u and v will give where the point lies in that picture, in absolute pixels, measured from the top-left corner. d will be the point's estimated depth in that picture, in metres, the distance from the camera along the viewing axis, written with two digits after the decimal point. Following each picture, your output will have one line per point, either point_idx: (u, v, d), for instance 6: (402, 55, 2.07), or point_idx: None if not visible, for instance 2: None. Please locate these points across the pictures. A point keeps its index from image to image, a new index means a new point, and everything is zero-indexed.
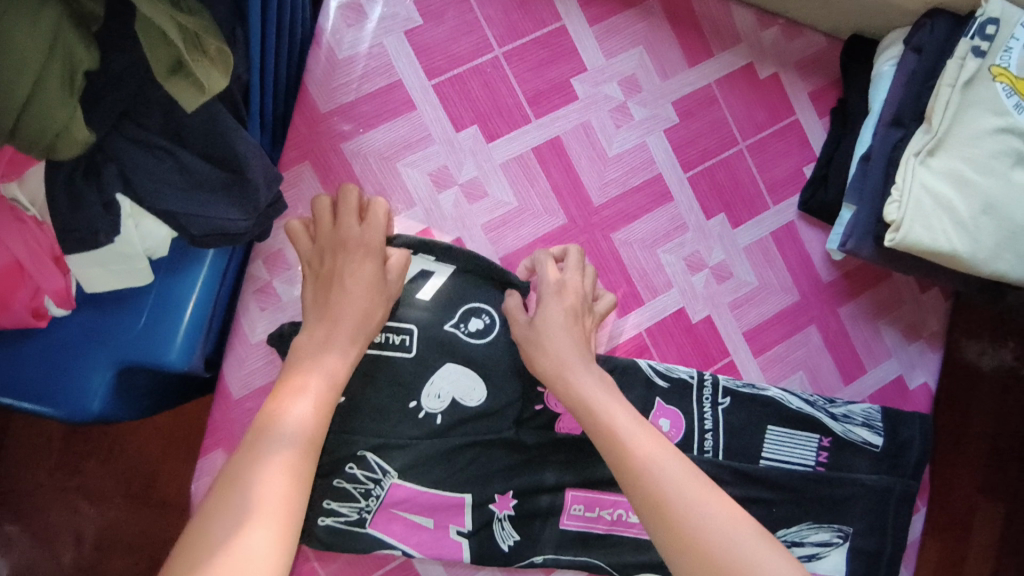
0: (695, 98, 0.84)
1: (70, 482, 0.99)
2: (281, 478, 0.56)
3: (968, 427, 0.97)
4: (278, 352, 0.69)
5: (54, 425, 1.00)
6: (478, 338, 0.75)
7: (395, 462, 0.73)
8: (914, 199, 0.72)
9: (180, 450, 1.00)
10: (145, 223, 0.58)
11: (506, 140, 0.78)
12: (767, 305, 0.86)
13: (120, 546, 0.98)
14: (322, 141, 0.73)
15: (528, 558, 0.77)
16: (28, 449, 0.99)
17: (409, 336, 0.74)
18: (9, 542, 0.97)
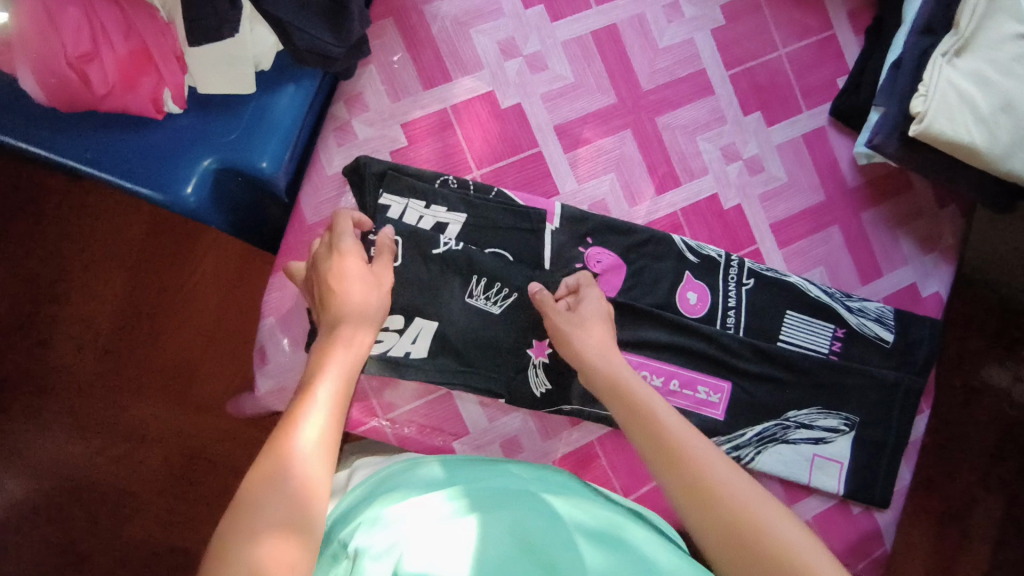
0: (741, 4, 0.92)
1: (114, 372, 1.08)
2: (314, 447, 0.49)
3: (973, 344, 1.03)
4: (353, 183, 0.78)
5: (105, 317, 1.09)
6: (499, 299, 0.78)
7: (445, 304, 0.77)
8: (940, 92, 0.79)
9: (220, 351, 1.09)
10: (259, 30, 0.67)
11: (568, 22, 0.86)
12: (794, 201, 0.92)
13: (154, 438, 1.07)
14: (405, 3, 0.82)
15: (557, 405, 0.81)
16: (78, 339, 1.08)
17: (454, 178, 0.81)
18: (56, 420, 1.07)
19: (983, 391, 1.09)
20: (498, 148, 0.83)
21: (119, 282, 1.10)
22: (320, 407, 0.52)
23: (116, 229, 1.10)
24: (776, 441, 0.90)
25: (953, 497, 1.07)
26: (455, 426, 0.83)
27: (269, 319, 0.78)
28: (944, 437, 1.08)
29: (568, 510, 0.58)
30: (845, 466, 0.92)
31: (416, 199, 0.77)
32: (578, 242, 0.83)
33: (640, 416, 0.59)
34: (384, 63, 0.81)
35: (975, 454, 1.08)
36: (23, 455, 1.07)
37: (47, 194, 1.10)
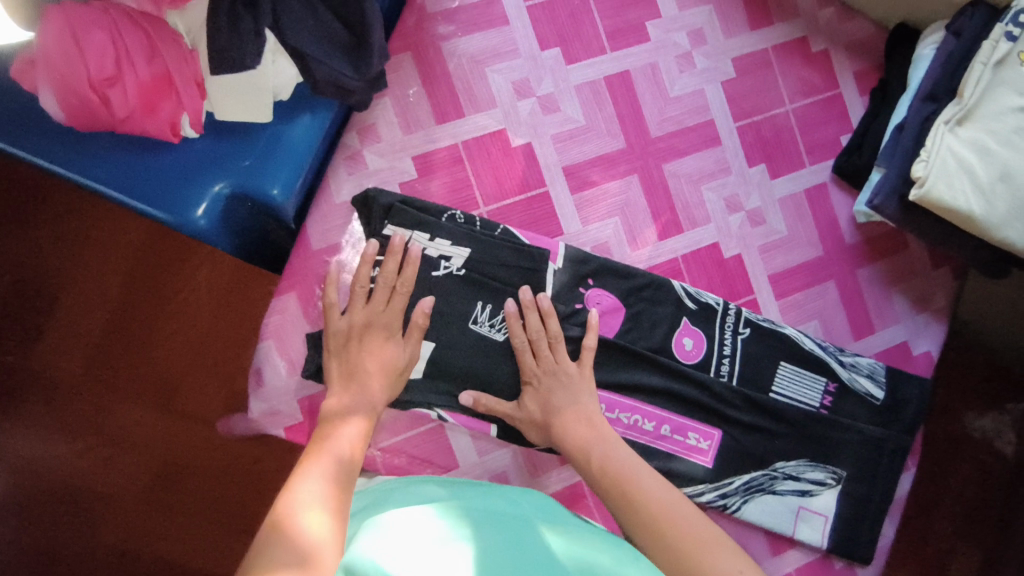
0: (752, 58, 0.93)
1: (101, 379, 1.07)
2: (315, 504, 0.55)
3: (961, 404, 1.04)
4: (361, 213, 0.79)
5: (96, 322, 1.08)
6: (500, 327, 0.81)
7: (439, 337, 0.80)
8: (941, 158, 0.81)
9: (211, 365, 1.08)
10: (280, 62, 0.68)
11: (583, 66, 0.87)
12: (793, 254, 0.94)
13: (138, 446, 1.06)
14: (423, 37, 0.83)
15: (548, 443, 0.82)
16: (69, 341, 1.08)
17: (461, 213, 0.81)
18: (42, 423, 1.07)
19: (970, 453, 1.09)
20: (507, 186, 0.84)
21: (114, 288, 1.09)
22: (316, 478, 0.59)
23: (115, 235, 1.10)
24: (763, 491, 0.90)
25: (932, 556, 1.08)
26: (446, 460, 0.83)
27: (267, 342, 0.78)
28: (928, 496, 1.09)
29: (553, 539, 0.57)
30: (829, 520, 0.92)
31: (421, 232, 0.78)
32: (578, 283, 0.85)
33: (654, 523, 0.64)
34: (399, 96, 0.82)
35: (958, 515, 1.08)
36: (5, 456, 1.06)
37: (50, 196, 1.10)
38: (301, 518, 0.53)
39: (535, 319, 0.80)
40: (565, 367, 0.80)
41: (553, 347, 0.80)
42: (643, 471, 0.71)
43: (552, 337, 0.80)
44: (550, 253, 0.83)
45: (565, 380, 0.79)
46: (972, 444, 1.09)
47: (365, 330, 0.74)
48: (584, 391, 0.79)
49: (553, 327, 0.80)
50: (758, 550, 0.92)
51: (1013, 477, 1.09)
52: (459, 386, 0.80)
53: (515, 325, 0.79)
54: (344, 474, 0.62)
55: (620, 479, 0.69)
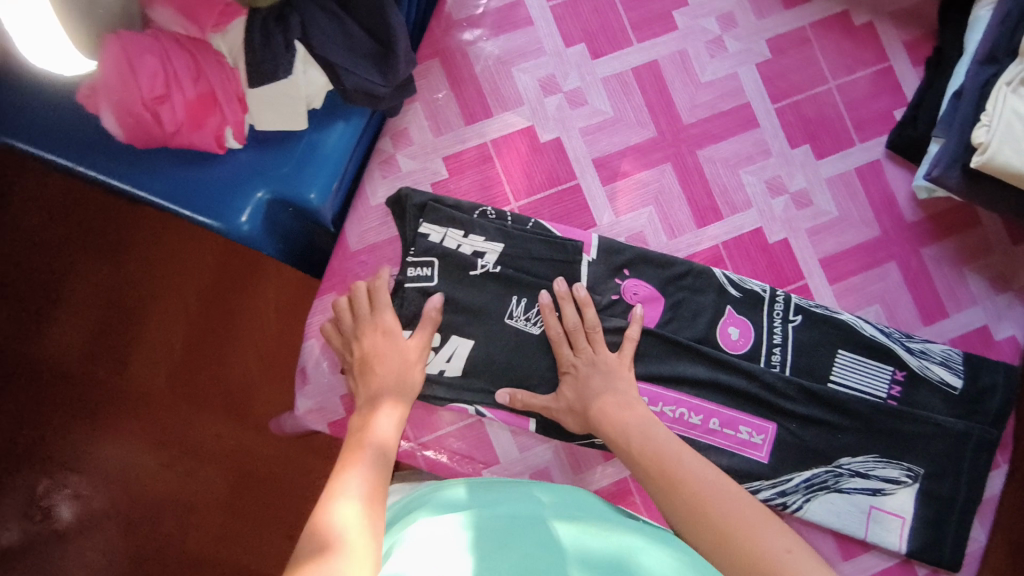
0: (788, 37, 0.90)
1: (180, 391, 1.15)
2: (351, 488, 0.56)
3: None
4: (396, 214, 0.82)
5: (176, 339, 1.17)
6: (535, 321, 0.81)
7: (474, 332, 0.80)
8: (1004, 122, 0.74)
9: (277, 375, 1.16)
10: (311, 72, 0.72)
11: (609, 59, 0.88)
12: (846, 236, 0.88)
13: (214, 455, 1.14)
14: (449, 44, 0.86)
15: (588, 437, 0.81)
16: (152, 359, 1.17)
17: (493, 210, 0.83)
18: (130, 435, 1.15)
19: None
20: (537, 180, 0.85)
21: (191, 307, 1.18)
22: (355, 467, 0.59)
23: (190, 260, 1.19)
24: (827, 489, 0.84)
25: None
26: (486, 455, 0.83)
27: (311, 341, 0.82)
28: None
29: (588, 535, 0.54)
30: (907, 522, 0.84)
31: (455, 229, 0.80)
32: (613, 275, 0.84)
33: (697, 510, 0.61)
34: (428, 101, 0.85)
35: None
36: (97, 467, 1.15)
37: (135, 228, 1.21)
38: (332, 511, 0.53)
39: (572, 309, 0.79)
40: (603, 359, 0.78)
41: (591, 338, 0.79)
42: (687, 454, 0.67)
43: (591, 329, 0.79)
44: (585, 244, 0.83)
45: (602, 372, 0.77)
46: None
47: (359, 335, 0.76)
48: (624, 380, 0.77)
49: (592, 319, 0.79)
50: (825, 553, 0.85)
51: None
52: (495, 380, 0.80)
53: (549, 316, 0.79)
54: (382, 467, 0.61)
55: (661, 468, 0.66)
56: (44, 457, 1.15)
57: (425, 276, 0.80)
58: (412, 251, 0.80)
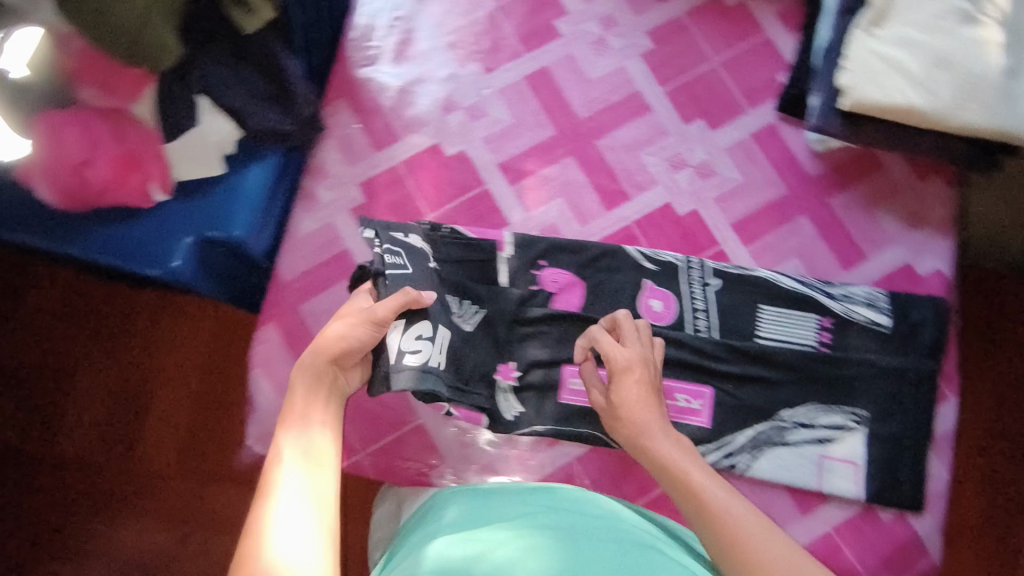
0: (667, 26, 0.95)
1: (191, 468, 1.09)
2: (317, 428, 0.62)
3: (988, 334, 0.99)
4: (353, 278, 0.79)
5: (180, 415, 1.11)
6: (473, 313, 0.82)
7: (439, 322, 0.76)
8: (863, 63, 0.79)
9: None
10: (217, 119, 0.81)
11: (502, 72, 0.94)
12: (753, 198, 0.91)
13: (232, 524, 1.07)
14: (353, 82, 0.93)
15: (529, 426, 0.83)
16: (160, 433, 1.11)
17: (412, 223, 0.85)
18: (144, 515, 1.09)
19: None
20: (448, 192, 0.91)
21: (193, 378, 1.13)
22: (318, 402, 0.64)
23: (191, 327, 1.15)
24: (773, 444, 0.85)
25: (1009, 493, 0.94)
26: (432, 457, 0.86)
27: (256, 370, 0.87)
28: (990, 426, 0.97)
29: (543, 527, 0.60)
30: (861, 468, 0.84)
31: (395, 231, 0.80)
32: (530, 266, 0.87)
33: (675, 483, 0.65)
34: (341, 136, 0.92)
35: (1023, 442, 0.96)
36: (111, 554, 1.08)
37: (134, 302, 1.16)
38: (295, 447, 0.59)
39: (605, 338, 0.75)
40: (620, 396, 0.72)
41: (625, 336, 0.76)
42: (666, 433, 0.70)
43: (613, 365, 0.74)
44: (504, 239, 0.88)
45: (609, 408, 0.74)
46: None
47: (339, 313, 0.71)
48: (639, 418, 0.71)
49: (620, 356, 0.74)
50: (785, 511, 0.85)
51: None
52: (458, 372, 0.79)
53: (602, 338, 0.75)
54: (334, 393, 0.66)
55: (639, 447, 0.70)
56: (53, 549, 1.08)
57: (400, 264, 0.75)
58: (377, 246, 0.76)
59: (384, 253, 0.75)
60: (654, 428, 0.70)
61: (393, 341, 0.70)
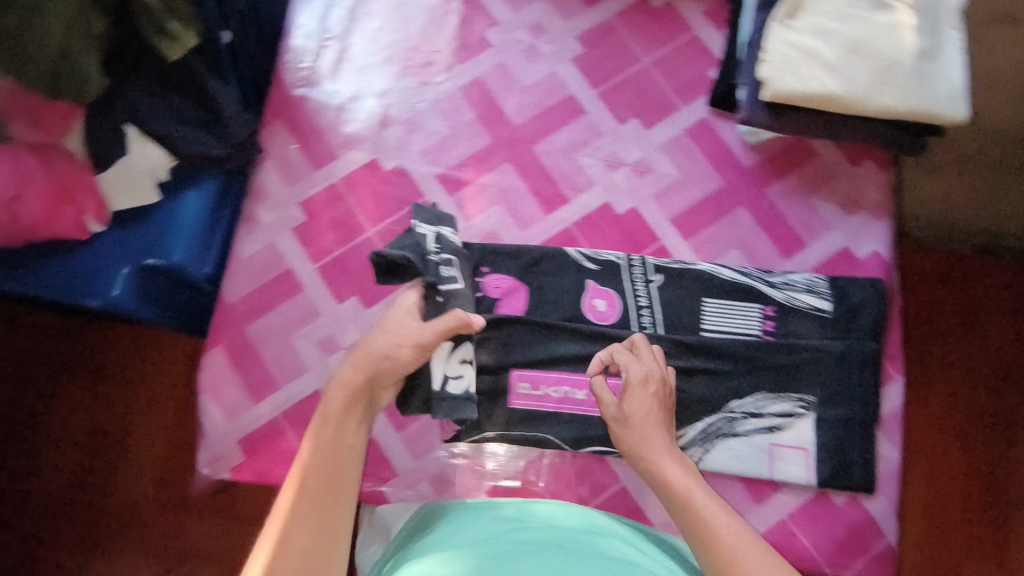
0: (597, 30, 0.97)
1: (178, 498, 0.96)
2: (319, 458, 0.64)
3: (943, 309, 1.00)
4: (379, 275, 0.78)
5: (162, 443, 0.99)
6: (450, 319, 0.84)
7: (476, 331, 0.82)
8: (779, 55, 0.80)
9: None
10: (146, 148, 0.83)
11: (436, 85, 0.95)
12: (690, 192, 0.92)
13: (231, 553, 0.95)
14: (290, 102, 0.94)
15: (481, 432, 0.84)
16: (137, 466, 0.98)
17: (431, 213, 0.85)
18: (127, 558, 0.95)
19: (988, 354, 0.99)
20: (387, 206, 0.92)
21: (174, 400, 1.01)
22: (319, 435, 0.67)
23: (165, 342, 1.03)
24: (724, 436, 0.85)
25: (960, 457, 0.96)
26: (384, 470, 0.85)
27: (205, 394, 0.86)
28: (945, 396, 0.98)
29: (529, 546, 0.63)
30: (812, 453, 0.84)
31: (445, 233, 0.82)
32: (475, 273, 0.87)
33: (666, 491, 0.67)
34: (279, 156, 0.92)
35: (968, 406, 0.98)
36: None
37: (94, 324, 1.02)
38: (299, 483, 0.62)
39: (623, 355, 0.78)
40: (631, 412, 0.74)
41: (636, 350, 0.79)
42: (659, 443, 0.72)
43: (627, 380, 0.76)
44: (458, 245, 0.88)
45: (620, 420, 0.74)
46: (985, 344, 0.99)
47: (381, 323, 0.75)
48: (648, 434, 0.73)
49: (635, 373, 0.75)
50: (739, 500, 0.85)
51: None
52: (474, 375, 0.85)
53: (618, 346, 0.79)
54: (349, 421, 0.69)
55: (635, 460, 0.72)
56: None
57: (452, 278, 0.80)
58: (433, 251, 0.79)
59: (439, 264, 0.79)
60: (660, 444, 0.72)
61: (437, 368, 0.78)
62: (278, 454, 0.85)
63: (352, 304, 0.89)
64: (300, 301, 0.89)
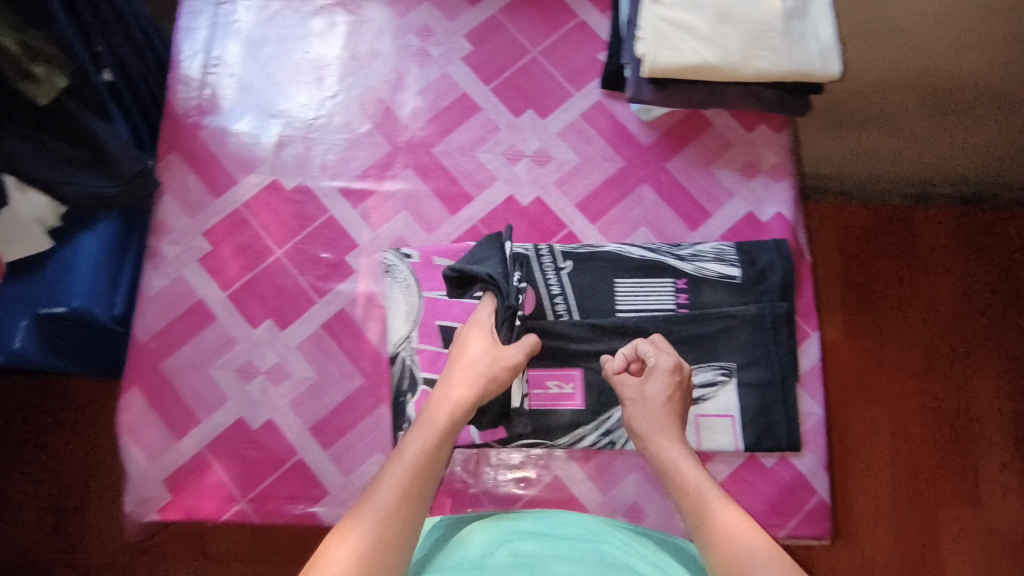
0: (484, 27, 0.97)
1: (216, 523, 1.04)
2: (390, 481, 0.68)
3: (856, 266, 1.26)
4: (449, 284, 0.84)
5: None
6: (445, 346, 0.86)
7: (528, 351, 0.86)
8: (652, 30, 0.80)
9: None
10: (29, 195, 0.80)
11: (330, 98, 0.95)
12: (592, 175, 0.93)
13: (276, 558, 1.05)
14: (187, 132, 0.93)
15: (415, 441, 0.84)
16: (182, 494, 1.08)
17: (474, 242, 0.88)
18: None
19: (898, 291, 1.25)
20: (293, 225, 0.91)
21: None
22: (403, 461, 0.71)
23: None
24: None
25: (882, 365, 1.22)
26: (313, 491, 0.84)
27: (125, 437, 0.84)
28: (865, 335, 1.23)
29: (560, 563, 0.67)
30: (737, 418, 0.84)
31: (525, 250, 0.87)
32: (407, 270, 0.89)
33: (686, 495, 0.71)
34: (177, 188, 0.91)
35: (888, 336, 1.23)
36: None
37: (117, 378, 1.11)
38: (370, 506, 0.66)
39: (650, 351, 0.81)
40: (651, 396, 0.79)
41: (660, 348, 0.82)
42: (681, 448, 0.76)
43: (652, 368, 0.80)
44: (418, 260, 0.89)
45: (638, 401, 0.79)
46: (899, 284, 1.25)
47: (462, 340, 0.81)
48: (665, 423, 0.77)
49: (662, 363, 0.80)
50: None
51: (944, 309, 1.24)
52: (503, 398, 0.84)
53: (641, 342, 0.82)
54: (433, 451, 0.72)
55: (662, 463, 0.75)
56: None
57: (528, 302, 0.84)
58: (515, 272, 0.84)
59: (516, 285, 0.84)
60: (672, 433, 0.77)
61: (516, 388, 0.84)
62: (206, 487, 0.84)
63: (266, 327, 0.88)
64: (214, 330, 0.88)
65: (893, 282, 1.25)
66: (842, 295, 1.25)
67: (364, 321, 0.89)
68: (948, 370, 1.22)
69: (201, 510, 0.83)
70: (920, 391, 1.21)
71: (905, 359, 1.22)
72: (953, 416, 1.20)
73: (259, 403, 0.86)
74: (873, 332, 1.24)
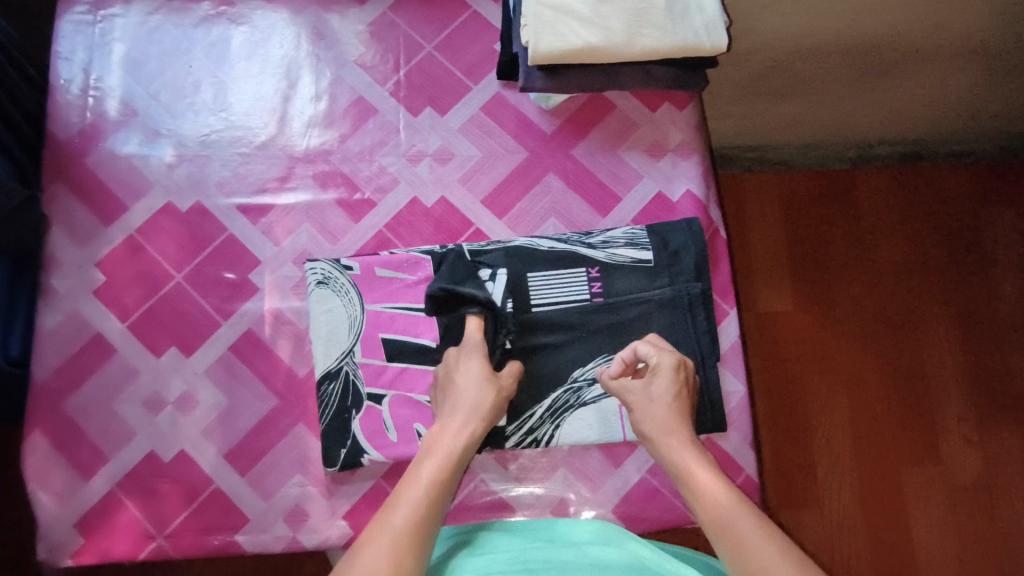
0: (374, 25, 0.94)
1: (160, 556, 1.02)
2: (399, 515, 0.66)
3: (797, 230, 1.25)
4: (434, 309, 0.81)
5: None
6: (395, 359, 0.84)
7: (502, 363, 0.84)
8: (535, 17, 0.78)
9: None
10: None
11: (222, 112, 0.92)
12: (497, 169, 0.91)
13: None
14: (72, 160, 0.89)
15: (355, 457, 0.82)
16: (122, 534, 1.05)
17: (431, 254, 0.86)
18: None
19: (840, 251, 1.25)
20: (192, 247, 0.88)
21: None
22: (407, 495, 0.68)
23: None
24: (572, 407, 0.84)
25: (835, 330, 1.21)
26: (232, 520, 0.81)
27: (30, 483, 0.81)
28: (812, 298, 1.22)
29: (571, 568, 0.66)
30: None
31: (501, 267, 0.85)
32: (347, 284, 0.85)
33: (701, 500, 0.69)
34: (64, 219, 0.88)
35: (835, 299, 1.22)
36: None
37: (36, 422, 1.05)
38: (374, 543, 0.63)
39: (649, 356, 0.79)
40: (655, 396, 0.76)
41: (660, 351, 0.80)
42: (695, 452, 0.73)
43: (654, 367, 0.78)
44: (359, 272, 0.85)
45: (643, 405, 0.76)
46: (841, 244, 1.25)
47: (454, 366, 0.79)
48: (674, 422, 0.75)
49: (665, 362, 0.78)
50: (597, 467, 0.85)
51: (887, 266, 1.24)
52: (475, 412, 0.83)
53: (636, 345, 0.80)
54: (435, 481, 0.70)
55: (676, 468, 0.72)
56: None
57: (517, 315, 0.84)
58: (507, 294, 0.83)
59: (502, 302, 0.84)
60: (682, 435, 0.74)
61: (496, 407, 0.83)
62: (120, 527, 0.81)
63: (171, 355, 0.85)
64: (116, 364, 0.84)
65: (836, 243, 1.25)
66: (785, 260, 1.24)
67: (273, 340, 0.86)
68: (896, 327, 1.22)
69: (116, 551, 0.80)
70: (869, 350, 1.21)
71: (852, 319, 1.22)
72: (906, 373, 1.20)
73: (169, 435, 0.83)
74: (821, 295, 1.23)
